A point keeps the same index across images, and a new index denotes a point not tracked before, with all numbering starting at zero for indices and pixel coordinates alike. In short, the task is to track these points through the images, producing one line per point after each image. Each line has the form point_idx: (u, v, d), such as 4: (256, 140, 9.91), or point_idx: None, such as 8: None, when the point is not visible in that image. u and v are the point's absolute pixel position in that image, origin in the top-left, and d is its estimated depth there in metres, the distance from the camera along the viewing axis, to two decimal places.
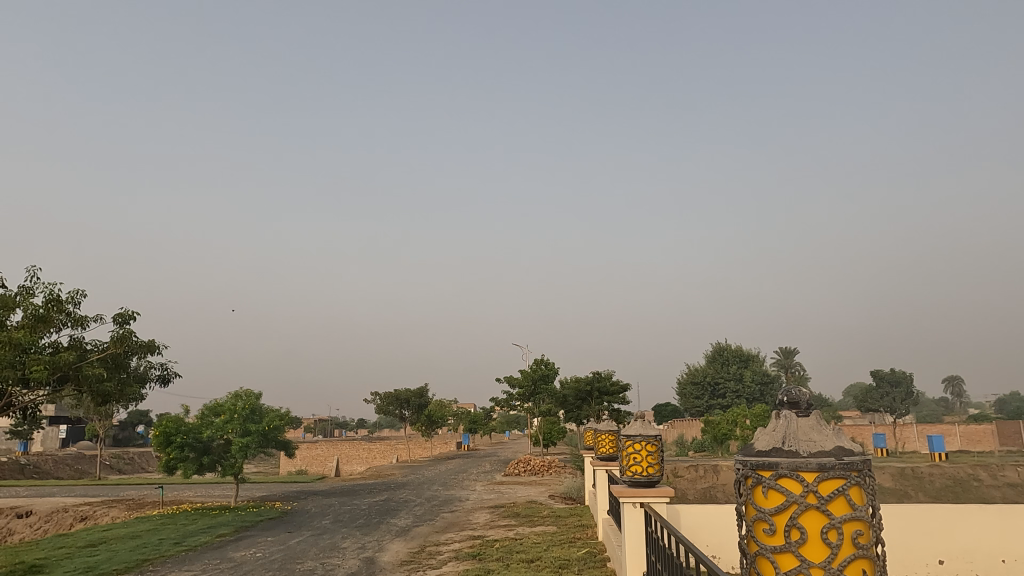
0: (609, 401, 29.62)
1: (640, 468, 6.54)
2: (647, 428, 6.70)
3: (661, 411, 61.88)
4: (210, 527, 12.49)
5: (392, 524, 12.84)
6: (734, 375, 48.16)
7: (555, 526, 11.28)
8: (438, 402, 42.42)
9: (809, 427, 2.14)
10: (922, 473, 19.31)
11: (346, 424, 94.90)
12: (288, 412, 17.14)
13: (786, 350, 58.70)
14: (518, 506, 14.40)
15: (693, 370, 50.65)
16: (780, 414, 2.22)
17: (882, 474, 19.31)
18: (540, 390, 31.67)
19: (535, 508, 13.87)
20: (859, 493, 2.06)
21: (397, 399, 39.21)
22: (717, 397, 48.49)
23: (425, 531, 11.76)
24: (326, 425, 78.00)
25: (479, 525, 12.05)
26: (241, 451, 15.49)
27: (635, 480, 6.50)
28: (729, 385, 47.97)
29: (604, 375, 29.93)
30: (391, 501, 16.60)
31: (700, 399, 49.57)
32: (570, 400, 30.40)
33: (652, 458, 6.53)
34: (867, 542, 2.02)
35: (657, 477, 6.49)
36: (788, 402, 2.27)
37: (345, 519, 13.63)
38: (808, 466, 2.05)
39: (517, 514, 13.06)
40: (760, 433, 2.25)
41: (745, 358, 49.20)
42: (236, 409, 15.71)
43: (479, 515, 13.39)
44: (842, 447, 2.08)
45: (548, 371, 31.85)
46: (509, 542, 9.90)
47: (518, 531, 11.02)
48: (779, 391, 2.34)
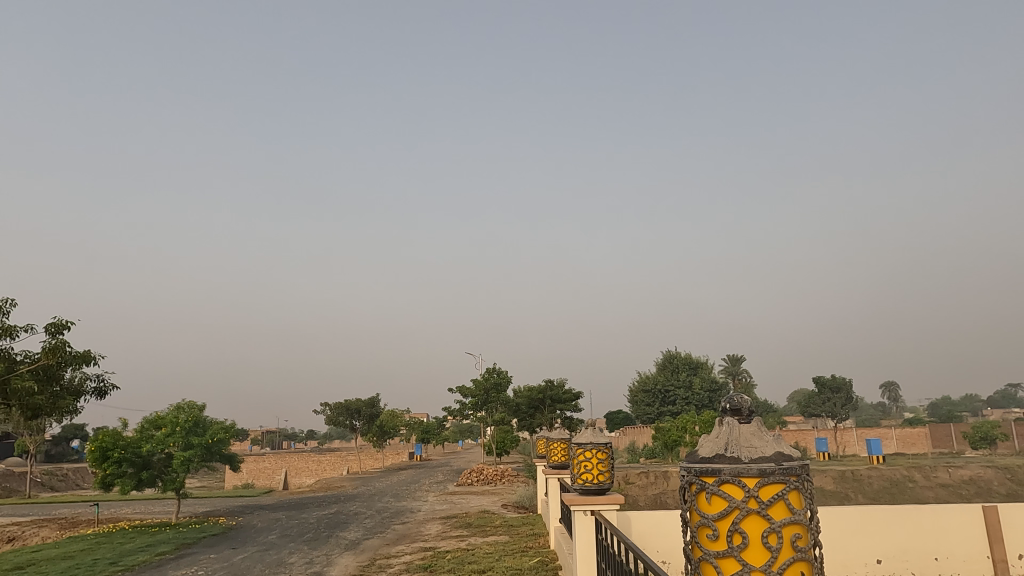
0: (562, 409, 29.97)
1: (591, 475, 6.57)
2: (597, 436, 6.76)
3: (613, 418, 62.66)
4: (148, 546, 11.97)
5: (341, 537, 12.57)
6: (684, 382, 49.08)
7: (507, 535, 11.24)
8: (390, 412, 41.85)
9: (750, 433, 2.19)
10: (860, 476, 20.10)
11: (296, 436, 93.07)
12: (233, 424, 16.68)
13: (734, 358, 60.25)
14: (470, 517, 14.26)
15: (645, 378, 51.44)
16: (723, 420, 2.27)
17: (824, 476, 19.90)
18: (493, 399, 31.47)
19: (488, 518, 13.81)
20: (798, 497, 2.12)
21: (348, 410, 38.71)
22: (668, 404, 49.29)
23: (376, 544, 11.55)
24: (275, 436, 76.46)
25: (431, 536, 11.89)
26: (182, 465, 14.95)
27: (586, 487, 6.54)
28: (679, 392, 48.81)
29: (556, 383, 30.31)
30: (341, 514, 16.26)
31: (651, 407, 50.29)
32: (523, 408, 30.56)
33: (604, 466, 6.58)
34: (806, 544, 2.09)
35: (607, 484, 6.54)
36: (731, 409, 2.32)
37: (293, 533, 13.30)
38: (749, 472, 2.10)
39: (470, 524, 12.93)
40: (704, 440, 2.29)
41: (694, 365, 50.25)
42: (178, 421, 15.18)
43: (431, 526, 13.23)
44: (781, 452, 2.14)
45: (501, 379, 31.80)
46: (460, 553, 9.81)
47: (470, 541, 10.97)
48: (722, 398, 2.39)
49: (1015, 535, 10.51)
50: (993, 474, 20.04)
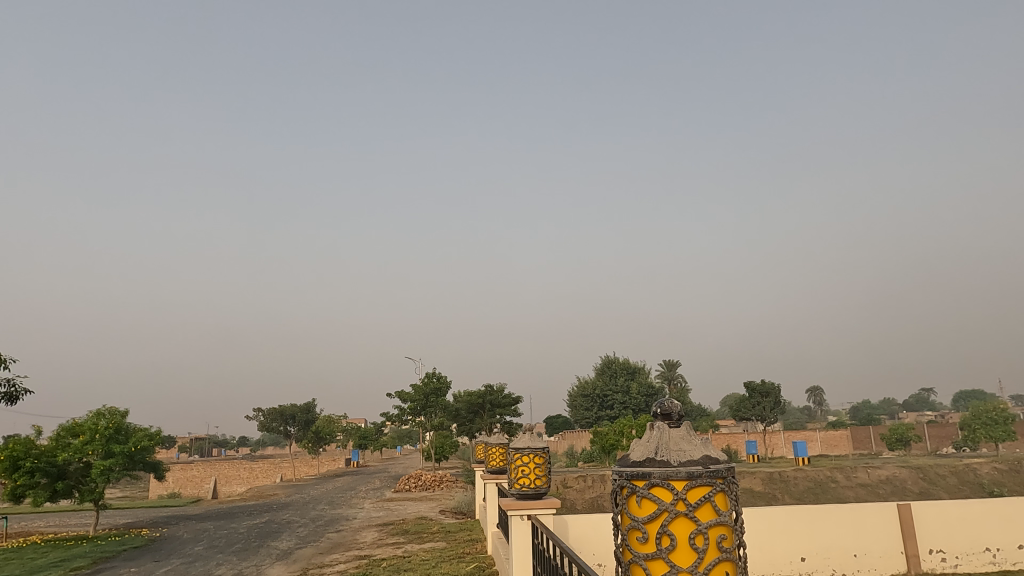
0: (501, 413, 30.31)
1: (528, 480, 6.61)
2: (535, 441, 6.81)
3: (552, 423, 63.20)
4: (61, 561, 11.29)
5: (272, 547, 12.21)
6: (622, 387, 49.93)
7: (444, 541, 11.17)
8: (326, 418, 40.90)
9: (679, 436, 2.24)
10: (787, 477, 20.91)
11: (226, 443, 89.81)
12: (158, 431, 16.01)
13: (670, 363, 61.72)
14: (407, 523, 14.08)
15: (584, 383, 52.13)
16: (654, 424, 2.31)
17: (754, 478, 20.59)
18: (432, 404, 31.08)
19: (425, 524, 13.68)
20: (724, 499, 2.19)
21: (282, 415, 37.53)
22: (606, 409, 50.04)
23: (308, 553, 11.27)
24: (204, 443, 73.59)
25: (366, 544, 11.68)
26: (102, 474, 14.18)
27: (522, 492, 6.56)
28: (617, 397, 49.61)
29: (496, 388, 30.70)
30: (272, 523, 15.77)
31: (590, 411, 50.98)
32: (462, 413, 30.69)
33: (540, 471, 6.63)
34: (731, 545, 2.15)
35: (544, 489, 6.60)
36: (661, 414, 2.36)
37: (221, 544, 12.83)
38: (679, 474, 2.15)
39: (406, 531, 12.79)
40: (635, 444, 2.33)
41: (632, 370, 51.17)
42: (98, 429, 14.44)
43: (366, 534, 13.01)
44: (709, 455, 2.20)
45: (440, 384, 31.48)
46: (396, 560, 9.69)
47: (407, 548, 10.83)
48: (654, 403, 2.43)
49: (927, 531, 11.06)
50: (907, 473, 21.24)
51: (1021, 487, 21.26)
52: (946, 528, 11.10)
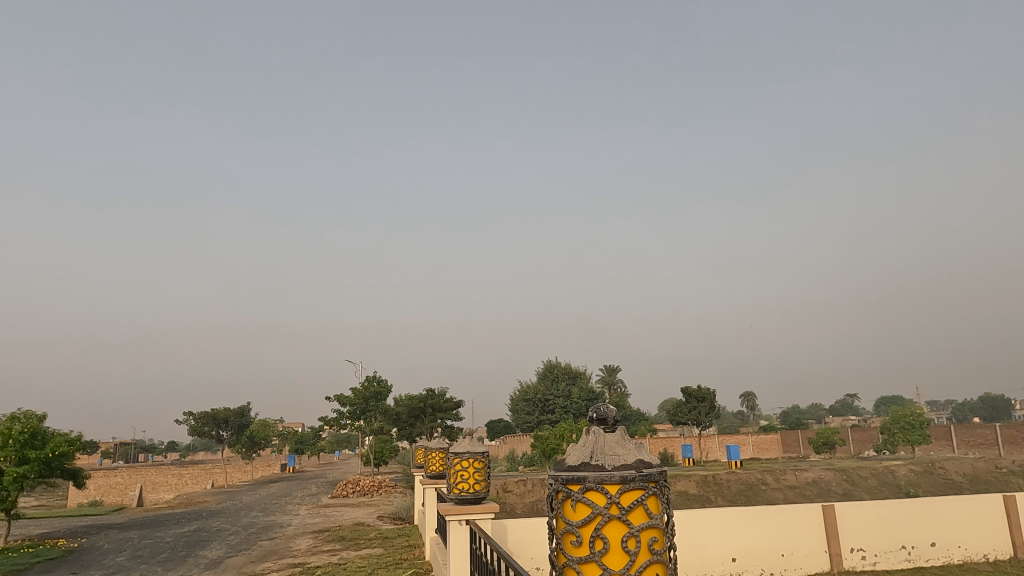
0: (443, 417, 30.48)
1: (467, 485, 6.58)
2: (474, 445, 6.79)
3: (494, 427, 63.24)
4: None
5: (200, 557, 11.74)
6: (563, 392, 50.37)
7: (381, 548, 11.00)
8: (261, 422, 39.67)
9: (614, 441, 2.28)
10: (720, 480, 21.50)
11: (153, 448, 86.02)
12: (79, 436, 15.23)
13: (610, 368, 62.76)
14: (344, 529, 13.81)
15: (525, 387, 52.36)
16: (590, 429, 2.34)
17: (689, 481, 21.11)
18: (372, 409, 30.56)
19: (362, 530, 13.43)
20: (655, 502, 2.24)
21: (215, 419, 35.42)
22: (547, 413, 50.36)
23: (238, 562, 10.90)
24: (130, 449, 70.23)
25: (300, 551, 11.39)
26: (15, 482, 13.36)
27: (462, 496, 6.54)
28: (559, 401, 50.03)
29: (437, 393, 30.73)
30: (201, 532, 15.18)
31: (531, 416, 51.27)
32: (403, 417, 30.62)
33: (480, 476, 6.61)
34: (662, 547, 2.20)
35: (483, 494, 6.59)
36: (597, 419, 2.40)
37: (144, 554, 12.26)
38: (612, 479, 2.18)
39: (342, 537, 12.53)
40: (570, 449, 2.36)
41: (573, 375, 51.77)
42: (11, 434, 13.60)
43: (301, 541, 12.67)
44: (642, 459, 2.25)
45: (381, 388, 31.00)
46: (331, 568, 9.48)
47: (342, 555, 10.61)
48: (592, 407, 2.47)
49: (849, 531, 11.56)
50: (832, 475, 22.24)
51: (934, 488, 22.57)
52: (867, 527, 11.64)
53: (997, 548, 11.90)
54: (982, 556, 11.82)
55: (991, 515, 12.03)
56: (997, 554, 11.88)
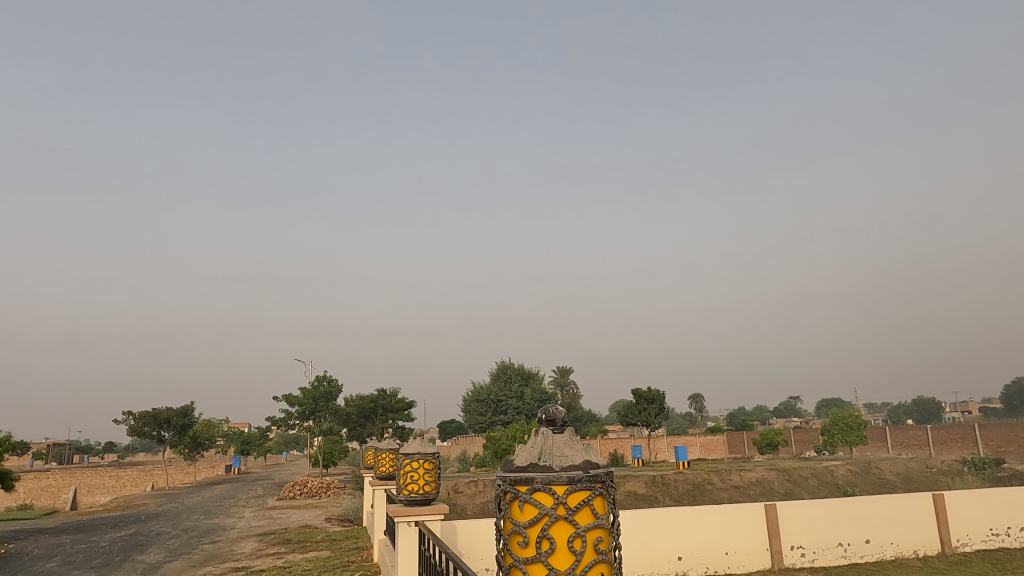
0: (394, 418, 30.53)
1: (416, 486, 6.54)
2: (425, 446, 6.75)
3: (445, 427, 62.96)
4: None
5: (138, 562, 11.33)
6: (515, 392, 50.49)
7: (329, 550, 10.83)
8: (205, 422, 38.56)
9: (562, 442, 2.30)
10: (668, 480, 21.91)
11: (89, 449, 82.55)
12: (8, 436, 14.50)
13: (562, 369, 63.30)
14: (290, 532, 13.54)
15: (478, 388, 52.32)
16: (538, 430, 2.36)
17: (638, 481, 21.46)
18: (321, 409, 29.95)
19: (309, 532, 13.19)
20: (601, 503, 2.27)
21: (156, 419, 33.88)
22: (500, 414, 50.46)
23: (178, 566, 10.57)
24: (64, 449, 67.26)
25: (244, 554, 11.12)
26: None
27: (411, 498, 6.48)
28: (511, 402, 50.16)
29: (388, 393, 30.64)
30: (139, 535, 14.65)
31: (484, 416, 51.28)
32: (353, 418, 30.46)
33: (429, 477, 6.59)
34: (607, 546, 2.23)
35: (432, 495, 6.56)
36: (546, 419, 2.41)
37: (78, 560, 11.77)
38: (560, 479, 2.19)
39: (288, 540, 12.27)
40: (519, 449, 2.37)
41: (526, 376, 52.01)
42: None
43: (245, 544, 12.35)
44: (589, 460, 2.28)
45: (331, 388, 30.40)
46: (277, 571, 9.30)
47: (288, 558, 10.39)
48: (541, 408, 2.48)
49: (790, 529, 11.94)
50: (774, 475, 22.95)
51: (869, 487, 23.50)
52: (807, 526, 12.03)
53: (926, 544, 12.47)
54: (913, 552, 12.36)
55: (922, 513, 12.59)
56: (927, 549, 12.46)
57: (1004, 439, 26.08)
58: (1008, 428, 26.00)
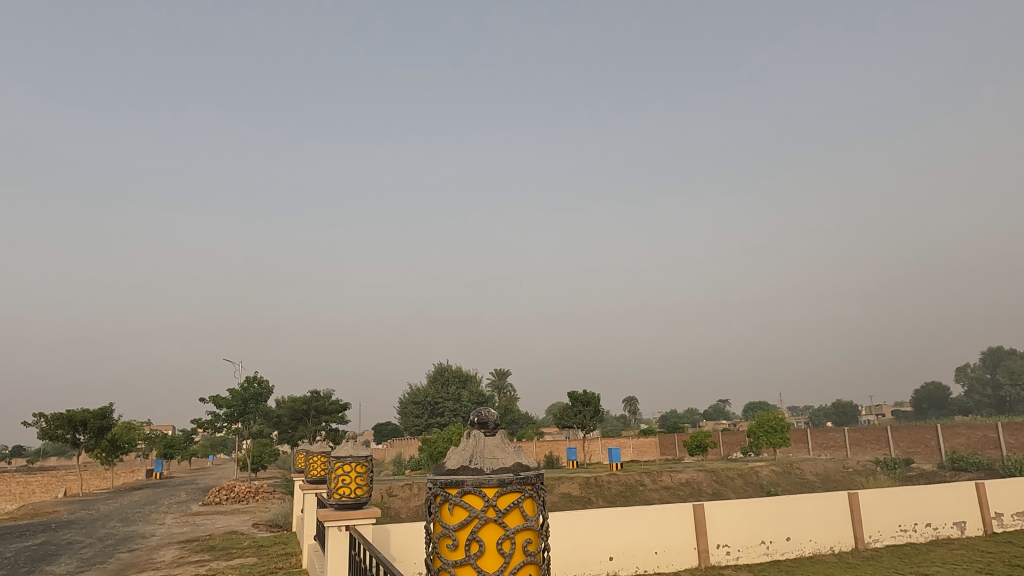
0: (327, 421, 30.17)
1: (348, 490, 6.42)
2: (358, 449, 6.63)
3: (380, 430, 62.11)
4: None
5: (46, 573, 10.69)
6: (453, 395, 50.37)
7: (255, 557, 10.50)
8: (125, 425, 36.72)
9: (494, 445, 2.31)
10: (602, 481, 22.29)
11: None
12: None
13: (500, 372, 63.52)
14: (215, 539, 13.04)
15: (415, 390, 51.86)
16: (470, 433, 2.36)
17: (572, 483, 21.72)
18: (251, 410, 28.54)
19: (234, 539, 12.74)
20: (531, 504, 2.29)
21: (70, 422, 31.99)
22: (436, 416, 50.18)
23: None
24: None
25: (164, 563, 10.65)
26: None
27: (342, 502, 6.36)
28: (448, 404, 49.96)
29: (323, 395, 30.28)
30: (49, 545, 13.81)
31: (420, 418, 50.83)
32: (285, 420, 30.06)
33: (362, 480, 6.49)
34: (535, 548, 2.26)
35: (364, 499, 6.46)
36: (478, 422, 2.41)
37: None
38: (490, 482, 2.21)
39: (212, 548, 11.84)
40: (451, 453, 2.36)
41: (463, 378, 51.91)
42: None
43: (165, 552, 11.83)
44: (520, 463, 2.30)
45: (262, 389, 29.09)
46: None
47: (211, 566, 10.02)
48: (473, 411, 2.47)
49: (716, 528, 12.32)
50: (703, 476, 23.70)
51: (791, 486, 24.57)
52: (732, 524, 12.44)
53: (842, 540, 13.12)
54: (829, 549, 12.98)
55: (838, 511, 13.24)
56: (841, 545, 13.11)
57: (913, 440, 27.70)
58: (917, 430, 27.60)
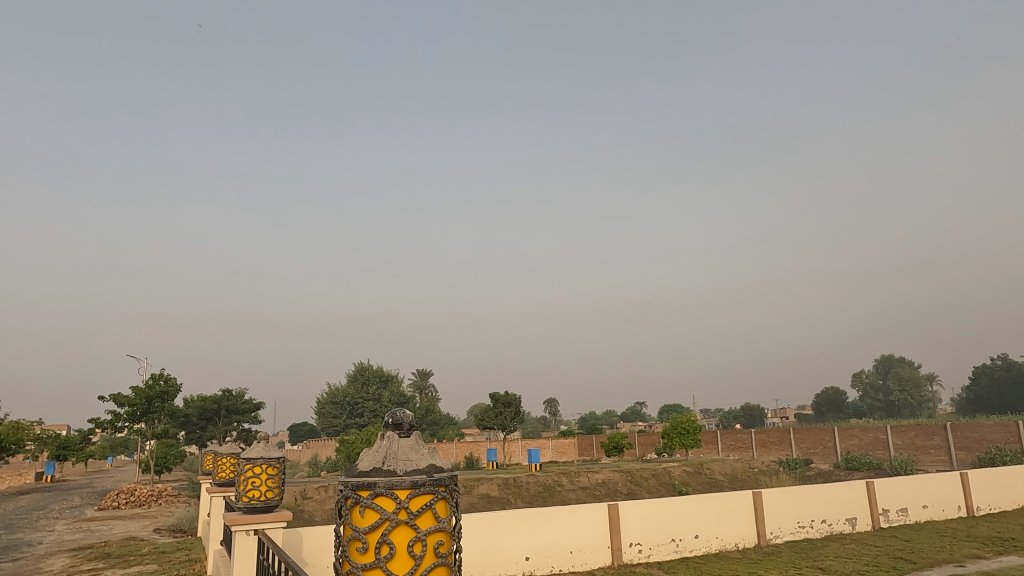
0: (238, 421, 29.09)
1: (257, 492, 6.20)
2: (269, 451, 6.43)
3: (297, 431, 60.33)
4: None
5: None
6: (373, 395, 49.54)
7: (156, 564, 9.97)
8: (13, 425, 34.06)
9: (408, 447, 2.29)
10: (521, 482, 22.47)
11: None
12: None
13: (423, 373, 63.00)
14: (111, 546, 12.27)
15: (334, 390, 50.67)
16: (384, 434, 2.32)
17: (492, 484, 21.79)
18: (156, 409, 26.99)
19: (132, 546, 12.03)
20: (444, 506, 2.28)
21: None
22: (355, 417, 49.24)
23: None
24: None
25: (53, 573, 9.95)
26: None
27: (250, 505, 6.13)
28: (368, 404, 49.11)
29: (234, 394, 29.21)
30: None
31: (338, 419, 49.70)
32: (193, 420, 28.77)
33: (273, 482, 6.29)
34: (447, 550, 2.25)
35: (275, 502, 6.26)
36: (393, 423, 2.37)
37: None
38: (402, 483, 2.19)
39: (108, 555, 11.15)
40: (363, 454, 2.32)
41: (384, 378, 51.07)
42: None
43: (54, 561, 11.03)
44: (433, 464, 2.29)
45: (169, 388, 27.51)
46: None
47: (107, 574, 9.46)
48: (388, 411, 2.43)
49: (630, 526, 12.64)
50: (619, 477, 24.30)
51: (701, 486, 25.55)
52: (645, 524, 12.81)
53: (745, 537, 13.76)
54: (733, 544, 13.58)
55: (742, 509, 13.88)
56: (745, 542, 13.74)
57: (812, 442, 29.45)
58: (816, 432, 29.35)
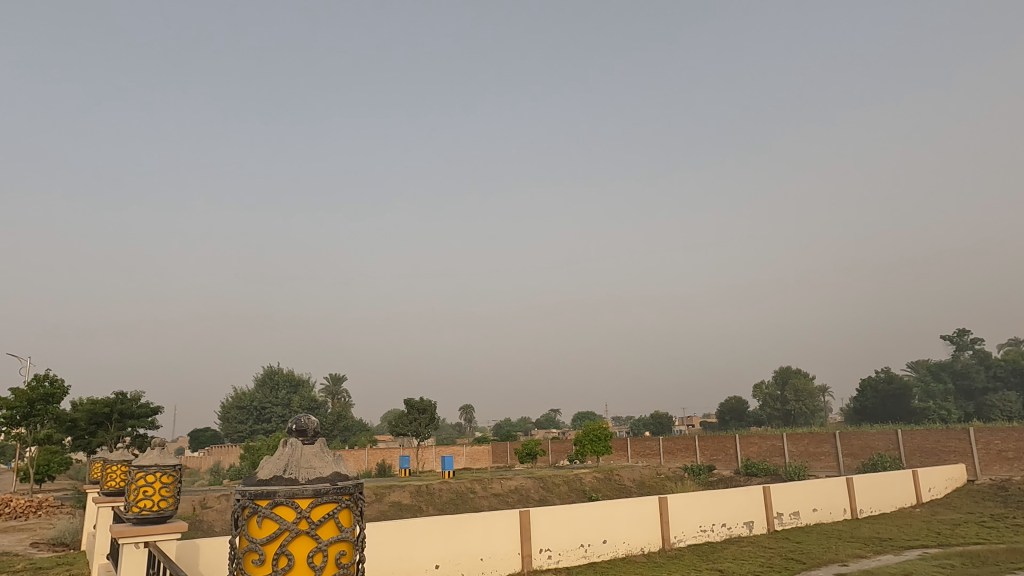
0: (132, 426, 27.13)
1: (149, 503, 5.85)
2: (164, 458, 6.10)
3: (199, 437, 57.39)
4: None
5: None
6: (282, 400, 47.83)
7: None
8: None
9: (312, 454, 2.23)
10: (433, 489, 22.27)
11: None
12: None
13: (336, 378, 61.40)
14: None
15: (241, 394, 48.58)
16: (287, 440, 2.24)
17: (403, 491, 21.47)
18: (39, 413, 25.06)
19: (5, 561, 11.04)
20: (347, 514, 2.23)
21: None
22: (262, 422, 47.38)
23: None
24: None
25: None
26: None
27: (141, 516, 5.74)
28: (276, 410, 47.36)
29: (129, 397, 27.27)
30: None
31: (244, 424, 47.66)
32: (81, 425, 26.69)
33: (166, 492, 5.96)
34: (349, 560, 2.19)
35: (169, 512, 5.91)
36: (296, 429, 2.29)
37: None
38: (304, 492, 2.12)
39: None
40: (264, 462, 2.23)
41: (295, 383, 49.39)
42: None
43: None
44: (338, 472, 2.24)
45: (56, 390, 25.63)
46: None
47: None
48: (291, 417, 2.34)
49: (540, 533, 12.75)
50: (531, 483, 24.48)
51: (610, 491, 26.16)
52: (555, 528, 12.96)
53: (650, 542, 14.16)
54: (639, 549, 13.96)
55: (649, 514, 14.30)
56: (650, 546, 14.14)
57: (715, 448, 30.77)
58: (719, 439, 30.68)
